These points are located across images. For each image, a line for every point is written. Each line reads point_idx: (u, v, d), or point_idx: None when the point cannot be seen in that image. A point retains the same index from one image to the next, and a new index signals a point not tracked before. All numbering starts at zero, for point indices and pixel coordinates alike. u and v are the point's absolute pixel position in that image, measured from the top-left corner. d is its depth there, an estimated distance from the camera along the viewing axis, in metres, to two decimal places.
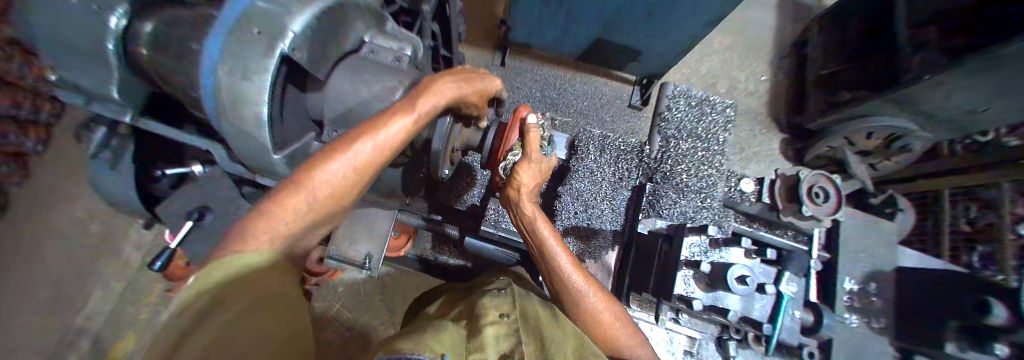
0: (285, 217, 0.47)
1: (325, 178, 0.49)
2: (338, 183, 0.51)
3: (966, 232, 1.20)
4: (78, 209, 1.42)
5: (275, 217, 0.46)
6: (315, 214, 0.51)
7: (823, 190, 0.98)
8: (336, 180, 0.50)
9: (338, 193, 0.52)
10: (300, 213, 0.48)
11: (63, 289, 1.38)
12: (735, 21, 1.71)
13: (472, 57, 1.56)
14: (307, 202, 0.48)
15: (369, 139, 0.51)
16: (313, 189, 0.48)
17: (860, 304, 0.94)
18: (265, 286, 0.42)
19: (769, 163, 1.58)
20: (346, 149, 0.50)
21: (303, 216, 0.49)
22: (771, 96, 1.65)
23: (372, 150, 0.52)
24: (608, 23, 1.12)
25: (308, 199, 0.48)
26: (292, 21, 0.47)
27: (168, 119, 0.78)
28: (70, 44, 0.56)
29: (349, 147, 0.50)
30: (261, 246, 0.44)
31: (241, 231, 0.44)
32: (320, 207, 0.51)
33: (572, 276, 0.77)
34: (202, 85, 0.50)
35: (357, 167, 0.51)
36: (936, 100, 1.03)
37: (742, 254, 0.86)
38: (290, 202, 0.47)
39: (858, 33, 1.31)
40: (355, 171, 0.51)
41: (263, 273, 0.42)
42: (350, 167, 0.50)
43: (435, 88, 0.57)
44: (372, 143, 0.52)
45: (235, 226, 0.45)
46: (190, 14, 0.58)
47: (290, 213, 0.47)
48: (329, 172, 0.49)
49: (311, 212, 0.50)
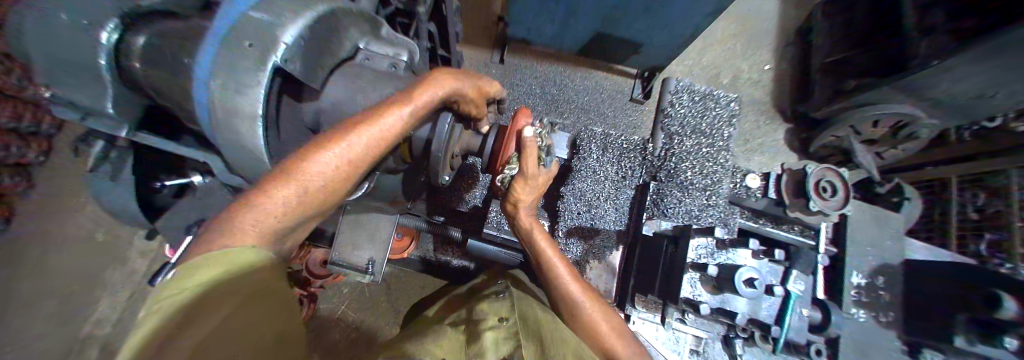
0: (274, 207, 0.46)
1: (316, 170, 0.48)
2: (329, 175, 0.50)
3: (974, 220, 1.17)
4: (84, 219, 1.44)
5: (264, 206, 0.46)
6: (305, 207, 0.50)
7: (830, 184, 0.97)
8: (329, 171, 0.49)
9: (329, 186, 0.51)
10: (289, 203, 0.48)
11: (71, 297, 1.39)
12: (738, 10, 1.68)
13: (470, 56, 1.54)
14: (299, 193, 0.48)
15: (363, 132, 0.51)
16: (304, 180, 0.47)
17: (867, 298, 0.93)
18: (258, 285, 0.43)
19: (773, 154, 1.56)
20: (339, 140, 0.50)
21: (293, 207, 0.49)
22: (775, 86, 1.62)
23: (365, 143, 0.51)
24: (607, 16, 1.10)
25: (298, 191, 0.47)
26: (283, 32, 0.46)
27: (167, 133, 0.77)
28: (66, 61, 0.56)
29: (342, 138, 0.50)
30: (246, 242, 0.44)
31: (233, 219, 0.45)
32: (312, 200, 0.50)
33: (567, 280, 0.79)
34: (197, 100, 0.49)
35: (348, 159, 0.50)
36: (945, 86, 1.01)
37: (749, 254, 0.84)
38: (280, 192, 0.46)
39: (865, 18, 1.27)
40: (347, 164, 0.50)
41: (256, 271, 0.44)
42: (341, 159, 0.50)
43: (431, 80, 0.58)
44: (366, 136, 0.51)
45: (228, 214, 0.46)
46: (184, 26, 0.58)
47: (279, 203, 0.47)
48: (320, 164, 0.48)
49: (302, 204, 0.49)
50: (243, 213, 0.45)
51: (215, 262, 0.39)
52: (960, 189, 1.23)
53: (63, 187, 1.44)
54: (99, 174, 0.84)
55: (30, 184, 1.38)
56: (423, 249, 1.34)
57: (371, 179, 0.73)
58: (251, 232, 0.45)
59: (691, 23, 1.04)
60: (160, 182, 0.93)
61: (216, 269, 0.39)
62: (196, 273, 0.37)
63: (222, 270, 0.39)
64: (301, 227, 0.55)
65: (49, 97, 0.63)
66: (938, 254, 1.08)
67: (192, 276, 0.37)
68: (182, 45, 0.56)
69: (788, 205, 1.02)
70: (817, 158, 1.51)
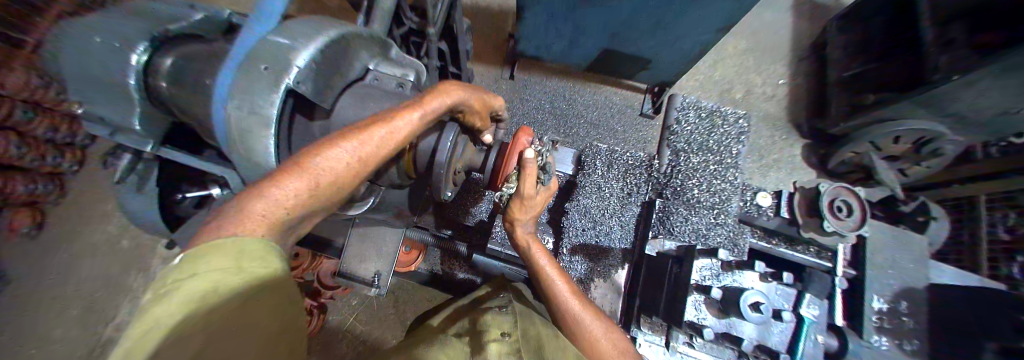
0: (284, 198, 0.44)
1: (327, 165, 0.47)
2: (341, 171, 0.49)
3: (1006, 242, 1.10)
4: (112, 226, 1.50)
5: (272, 196, 0.43)
6: (315, 202, 0.48)
7: (846, 204, 0.94)
8: (339, 167, 0.48)
9: (339, 183, 0.50)
10: (298, 196, 0.45)
11: (93, 303, 1.43)
12: (748, 26, 1.68)
13: (481, 72, 1.59)
14: (309, 187, 0.46)
15: (374, 131, 0.51)
16: (316, 173, 0.46)
17: (890, 325, 0.88)
18: (269, 279, 0.40)
19: (790, 170, 1.52)
20: (352, 137, 0.50)
21: (302, 201, 0.46)
22: (789, 100, 1.60)
23: (377, 142, 0.51)
24: (616, 33, 1.12)
25: (308, 184, 0.46)
26: (297, 57, 0.50)
27: (185, 147, 0.82)
28: (103, 82, 0.60)
29: (355, 136, 0.50)
30: (255, 231, 0.42)
31: (241, 208, 0.42)
32: (320, 197, 0.48)
33: (561, 286, 0.79)
34: (214, 119, 0.52)
35: (359, 156, 0.50)
36: (967, 98, 0.97)
37: (757, 277, 0.82)
38: (289, 184, 0.44)
39: (880, 32, 1.25)
40: (357, 161, 0.50)
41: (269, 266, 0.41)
42: (354, 155, 0.49)
43: (442, 89, 0.60)
44: (378, 136, 0.51)
45: (229, 206, 0.43)
46: (207, 50, 0.63)
47: (287, 195, 0.44)
48: (332, 159, 0.48)
49: (309, 199, 0.47)
50: (251, 202, 0.42)
51: (224, 251, 0.37)
52: (992, 208, 1.17)
53: (90, 194, 1.51)
54: (126, 184, 0.88)
55: (61, 193, 1.46)
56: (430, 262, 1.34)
57: (376, 193, 0.76)
58: (261, 222, 0.43)
59: (695, 42, 1.07)
60: (182, 193, 0.98)
61: (225, 260, 0.36)
62: (204, 264, 0.35)
63: (233, 260, 0.37)
64: (301, 226, 0.52)
65: (81, 113, 0.68)
66: (968, 278, 1.02)
67: (201, 265, 0.35)
68: (209, 67, 0.60)
69: (802, 225, 0.98)
70: (838, 175, 1.46)
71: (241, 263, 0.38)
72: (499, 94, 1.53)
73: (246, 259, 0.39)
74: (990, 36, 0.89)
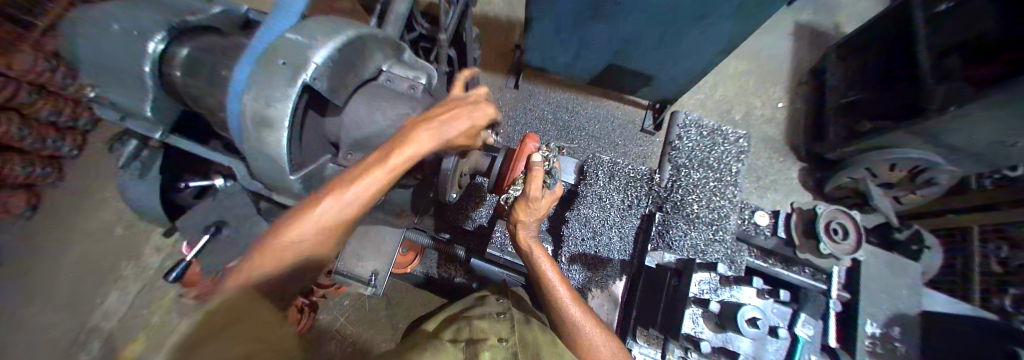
0: (280, 253, 0.49)
1: (313, 220, 0.50)
2: (325, 224, 0.51)
3: (998, 274, 1.12)
4: (107, 213, 1.49)
5: (271, 250, 0.49)
6: (312, 249, 0.53)
7: (843, 226, 0.99)
8: (324, 221, 0.50)
9: (329, 232, 0.53)
10: (294, 249, 0.50)
11: (81, 290, 1.41)
12: (748, 49, 1.73)
13: (487, 80, 1.62)
14: (301, 239, 0.50)
15: (350, 187, 0.51)
16: (300, 234, 0.50)
17: (884, 351, 0.87)
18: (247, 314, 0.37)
19: (787, 192, 1.55)
20: (331, 193, 0.50)
21: (300, 250, 0.51)
22: (787, 124, 1.64)
23: (353, 197, 0.51)
24: (623, 49, 1.15)
25: (298, 238, 0.50)
26: (315, 54, 0.51)
27: (196, 138, 0.83)
28: (117, 68, 0.61)
29: (332, 192, 0.50)
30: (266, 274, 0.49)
31: (251, 257, 0.49)
32: (315, 245, 0.53)
33: (560, 290, 0.79)
34: (229, 109, 0.53)
35: (339, 210, 0.51)
36: (962, 130, 1.00)
37: (755, 293, 0.84)
38: (284, 240, 0.49)
39: (878, 63, 1.30)
40: (339, 215, 0.51)
41: (241, 309, 0.38)
42: (332, 210, 0.50)
43: (421, 133, 0.53)
44: (354, 191, 0.51)
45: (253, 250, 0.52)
46: (225, 42, 0.65)
47: (283, 247, 0.50)
48: (314, 217, 0.50)
49: (307, 248, 0.52)
50: (256, 254, 0.49)
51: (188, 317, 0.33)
52: (984, 240, 1.19)
53: (90, 179, 1.51)
54: (128, 171, 0.87)
55: (60, 175, 1.44)
56: (425, 265, 1.35)
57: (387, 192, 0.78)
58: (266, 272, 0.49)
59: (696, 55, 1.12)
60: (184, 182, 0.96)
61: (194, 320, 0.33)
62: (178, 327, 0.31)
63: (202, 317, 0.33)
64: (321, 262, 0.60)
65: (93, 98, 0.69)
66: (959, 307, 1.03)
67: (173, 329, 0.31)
68: (226, 60, 0.62)
69: (797, 246, 1.02)
70: (832, 199, 1.48)
71: (214, 316, 0.35)
72: (504, 102, 1.56)
73: (215, 314, 0.35)
74: (982, 71, 0.92)
